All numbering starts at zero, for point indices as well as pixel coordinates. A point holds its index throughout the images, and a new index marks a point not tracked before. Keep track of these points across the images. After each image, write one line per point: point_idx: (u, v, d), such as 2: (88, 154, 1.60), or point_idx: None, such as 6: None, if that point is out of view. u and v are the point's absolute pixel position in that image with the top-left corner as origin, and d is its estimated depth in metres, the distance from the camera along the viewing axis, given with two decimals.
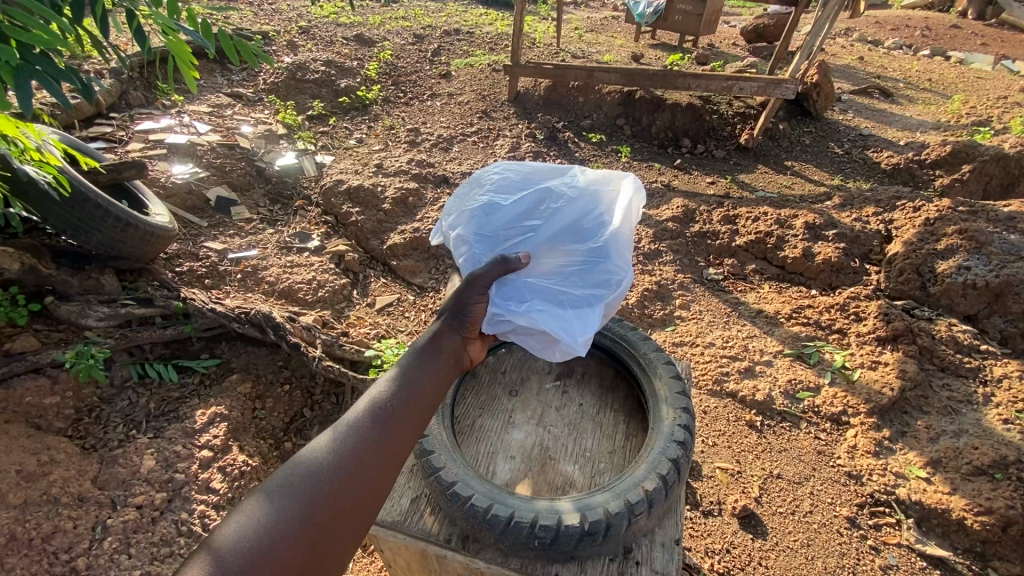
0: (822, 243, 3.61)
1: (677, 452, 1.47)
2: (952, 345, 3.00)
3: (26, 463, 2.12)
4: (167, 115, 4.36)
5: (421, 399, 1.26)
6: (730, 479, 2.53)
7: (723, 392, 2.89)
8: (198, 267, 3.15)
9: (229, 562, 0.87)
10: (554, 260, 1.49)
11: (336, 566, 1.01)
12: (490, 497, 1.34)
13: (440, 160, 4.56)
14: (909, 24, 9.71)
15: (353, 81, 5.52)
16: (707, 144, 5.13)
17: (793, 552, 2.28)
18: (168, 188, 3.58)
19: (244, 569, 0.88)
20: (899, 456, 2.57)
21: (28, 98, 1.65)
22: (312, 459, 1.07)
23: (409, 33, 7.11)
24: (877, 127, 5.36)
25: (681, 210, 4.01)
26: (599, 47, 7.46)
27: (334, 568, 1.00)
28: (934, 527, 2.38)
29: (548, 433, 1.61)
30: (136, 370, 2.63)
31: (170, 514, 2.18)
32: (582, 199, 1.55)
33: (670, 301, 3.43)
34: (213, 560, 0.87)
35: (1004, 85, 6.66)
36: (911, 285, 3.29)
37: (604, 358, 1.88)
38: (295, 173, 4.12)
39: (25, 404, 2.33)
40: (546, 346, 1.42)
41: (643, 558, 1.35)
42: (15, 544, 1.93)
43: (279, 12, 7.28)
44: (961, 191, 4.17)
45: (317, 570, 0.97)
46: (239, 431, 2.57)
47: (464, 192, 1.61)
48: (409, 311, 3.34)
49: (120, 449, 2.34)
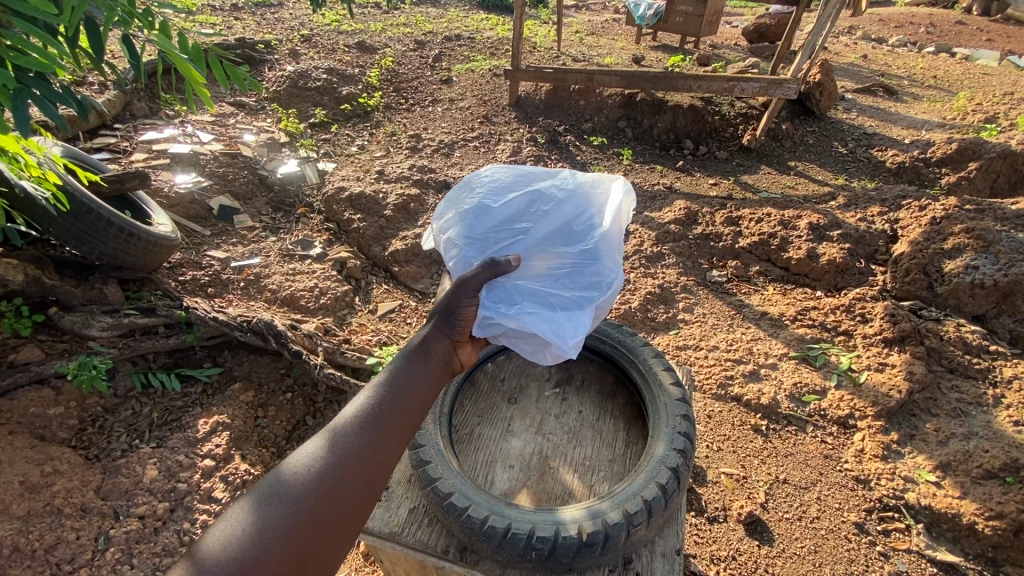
0: (827, 244, 3.57)
1: (678, 461, 1.45)
2: (960, 347, 2.96)
3: (29, 475, 2.14)
4: (171, 125, 4.41)
5: (411, 403, 1.25)
6: (736, 485, 2.49)
7: (728, 396, 2.86)
8: (201, 276, 3.16)
9: (214, 574, 0.87)
10: (545, 262, 1.48)
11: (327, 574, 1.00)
12: (487, 507, 1.33)
13: (442, 165, 4.57)
14: (914, 20, 9.66)
15: (355, 88, 5.54)
16: (709, 145, 5.11)
17: (801, 559, 2.24)
18: (171, 198, 3.61)
19: None
20: (907, 459, 2.53)
21: (26, 125, 1.62)
22: (299, 466, 1.07)
23: (411, 40, 7.17)
24: (882, 125, 5.32)
25: (683, 212, 3.97)
26: (601, 50, 7.48)
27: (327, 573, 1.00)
28: (945, 532, 2.34)
29: (547, 441, 1.60)
30: (139, 380, 2.64)
31: (172, 524, 2.17)
32: (573, 201, 1.54)
33: (673, 304, 3.41)
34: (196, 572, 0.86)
35: (1011, 79, 6.63)
36: (919, 285, 3.25)
37: (604, 364, 1.86)
38: (296, 181, 4.14)
39: (29, 415, 2.35)
40: (536, 349, 1.40)
41: (644, 568, 1.33)
42: (18, 555, 1.94)
43: (281, 22, 7.34)
44: (968, 188, 4.12)
45: None
46: (241, 440, 2.56)
47: (454, 196, 1.59)
48: (411, 317, 3.33)
49: (124, 459, 2.35)
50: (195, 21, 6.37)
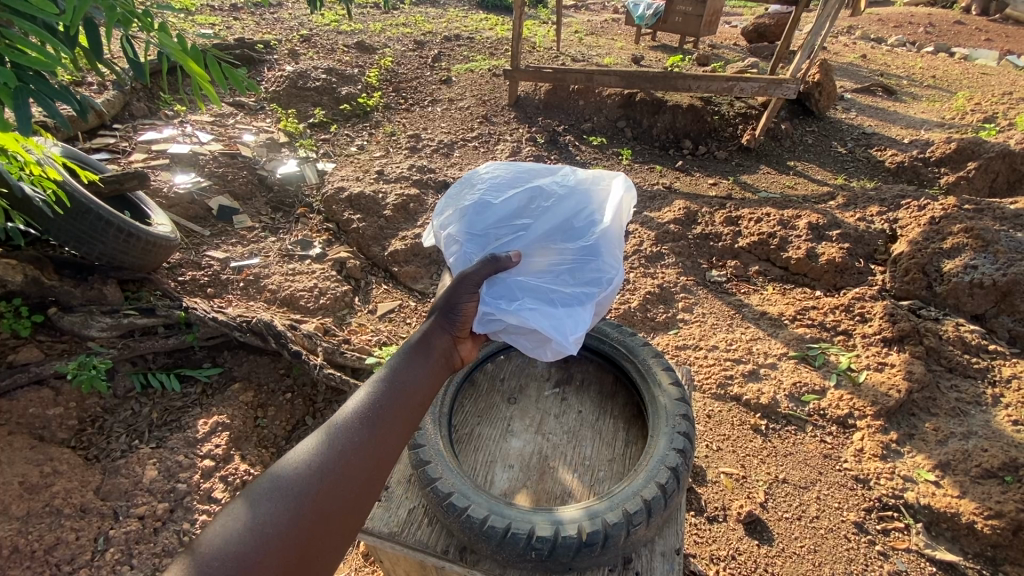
0: (826, 243, 3.57)
1: (677, 461, 1.45)
2: (960, 346, 2.97)
3: (29, 475, 2.13)
4: (170, 125, 4.41)
5: (411, 399, 1.25)
6: (735, 484, 2.50)
7: (727, 395, 2.86)
8: (200, 276, 3.16)
9: (216, 568, 0.87)
10: (545, 258, 1.48)
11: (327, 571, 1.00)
12: (487, 507, 1.33)
13: (441, 165, 4.57)
14: (912, 20, 9.66)
15: (354, 88, 5.54)
16: (709, 145, 5.11)
17: (800, 558, 2.24)
18: (171, 199, 3.61)
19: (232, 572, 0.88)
20: (907, 458, 2.54)
21: (27, 122, 1.61)
22: (299, 461, 1.07)
23: (410, 40, 7.17)
24: (881, 124, 5.33)
25: (682, 212, 3.98)
26: (600, 50, 7.48)
27: (328, 568, 1.00)
28: (944, 531, 2.34)
29: (547, 441, 1.60)
30: (139, 380, 2.64)
31: (172, 524, 2.17)
32: (574, 198, 1.54)
33: (673, 304, 3.41)
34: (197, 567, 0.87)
35: (1010, 79, 6.64)
36: (918, 285, 3.26)
37: (603, 364, 1.86)
38: (296, 181, 4.14)
39: (28, 416, 2.35)
40: (537, 345, 1.40)
41: (643, 568, 1.34)
42: (17, 556, 1.94)
43: (281, 22, 7.34)
44: (967, 188, 4.12)
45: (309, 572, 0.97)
46: (241, 441, 2.56)
47: (455, 192, 1.59)
48: (410, 317, 3.33)
49: (123, 459, 2.35)
50: (194, 21, 6.36)
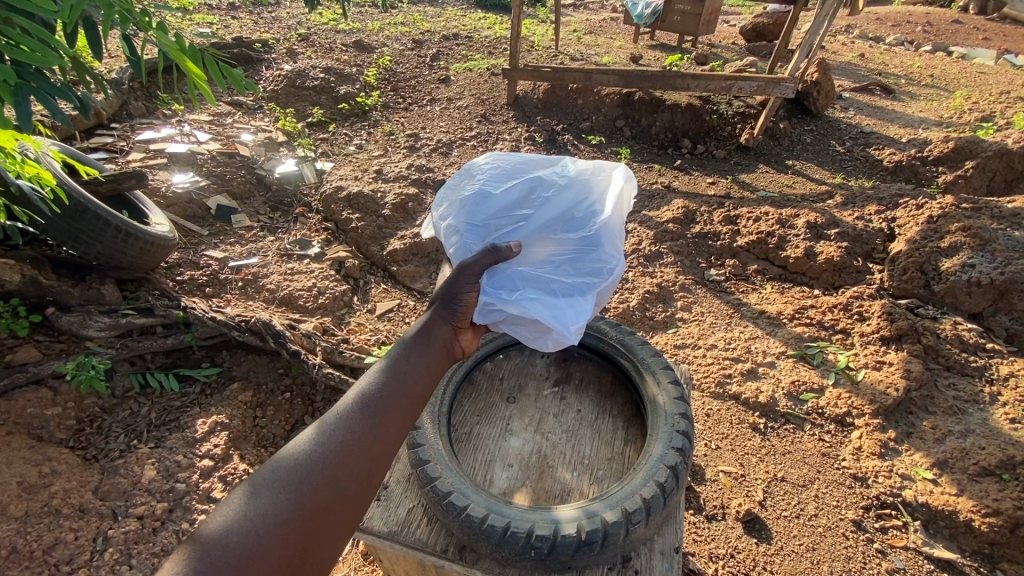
0: (824, 242, 3.58)
1: (676, 459, 1.45)
2: (957, 345, 2.98)
3: (27, 475, 2.13)
4: (168, 124, 4.40)
5: (411, 390, 1.25)
6: (734, 483, 2.50)
7: (726, 394, 2.87)
8: (198, 276, 3.16)
9: (218, 555, 0.87)
10: (545, 249, 1.48)
11: (328, 560, 1.00)
12: (486, 506, 1.33)
13: (440, 164, 4.56)
14: (910, 19, 9.67)
15: (353, 87, 5.54)
16: (707, 144, 5.11)
17: (798, 556, 2.25)
18: (169, 198, 3.61)
19: (234, 560, 0.88)
20: (905, 457, 2.54)
21: (28, 120, 1.62)
22: (301, 451, 1.07)
23: (409, 39, 7.16)
24: (879, 123, 5.33)
25: (681, 211, 3.98)
26: (599, 49, 7.48)
27: (329, 557, 1.00)
28: (942, 529, 2.34)
29: (546, 440, 1.60)
30: (137, 380, 2.64)
31: (171, 524, 2.17)
32: (573, 188, 1.54)
33: (671, 303, 3.41)
34: (199, 554, 0.87)
35: (1008, 78, 6.65)
36: (916, 283, 3.26)
37: (602, 363, 1.86)
38: (295, 180, 4.14)
39: (26, 416, 2.34)
40: (538, 335, 1.40)
41: (643, 567, 1.34)
42: (15, 556, 1.93)
43: (279, 21, 7.33)
44: (965, 187, 4.13)
45: (311, 561, 0.97)
46: (239, 440, 2.55)
47: (454, 184, 1.59)
48: (409, 316, 3.32)
49: (122, 459, 2.35)
50: (192, 21, 6.35)
